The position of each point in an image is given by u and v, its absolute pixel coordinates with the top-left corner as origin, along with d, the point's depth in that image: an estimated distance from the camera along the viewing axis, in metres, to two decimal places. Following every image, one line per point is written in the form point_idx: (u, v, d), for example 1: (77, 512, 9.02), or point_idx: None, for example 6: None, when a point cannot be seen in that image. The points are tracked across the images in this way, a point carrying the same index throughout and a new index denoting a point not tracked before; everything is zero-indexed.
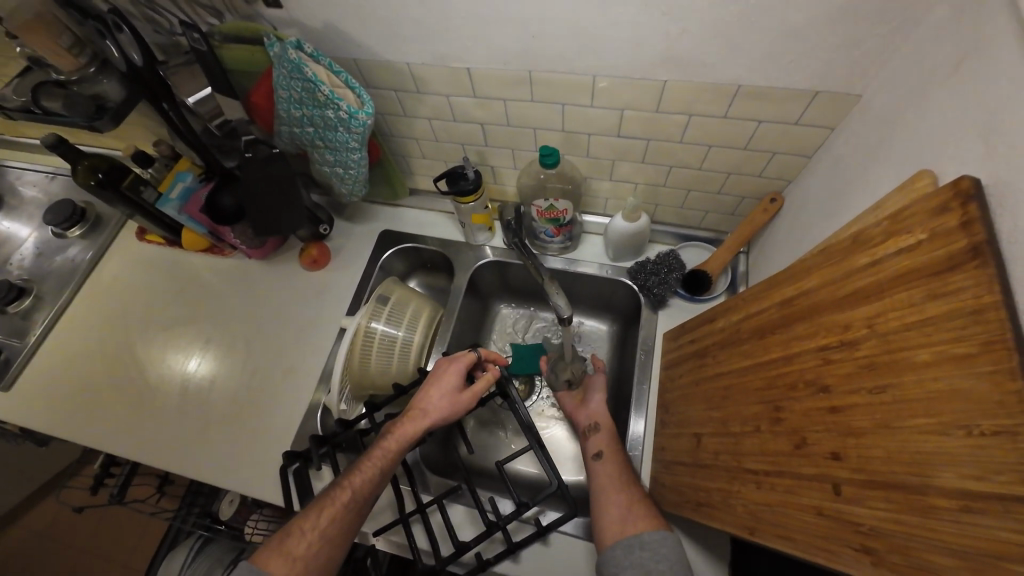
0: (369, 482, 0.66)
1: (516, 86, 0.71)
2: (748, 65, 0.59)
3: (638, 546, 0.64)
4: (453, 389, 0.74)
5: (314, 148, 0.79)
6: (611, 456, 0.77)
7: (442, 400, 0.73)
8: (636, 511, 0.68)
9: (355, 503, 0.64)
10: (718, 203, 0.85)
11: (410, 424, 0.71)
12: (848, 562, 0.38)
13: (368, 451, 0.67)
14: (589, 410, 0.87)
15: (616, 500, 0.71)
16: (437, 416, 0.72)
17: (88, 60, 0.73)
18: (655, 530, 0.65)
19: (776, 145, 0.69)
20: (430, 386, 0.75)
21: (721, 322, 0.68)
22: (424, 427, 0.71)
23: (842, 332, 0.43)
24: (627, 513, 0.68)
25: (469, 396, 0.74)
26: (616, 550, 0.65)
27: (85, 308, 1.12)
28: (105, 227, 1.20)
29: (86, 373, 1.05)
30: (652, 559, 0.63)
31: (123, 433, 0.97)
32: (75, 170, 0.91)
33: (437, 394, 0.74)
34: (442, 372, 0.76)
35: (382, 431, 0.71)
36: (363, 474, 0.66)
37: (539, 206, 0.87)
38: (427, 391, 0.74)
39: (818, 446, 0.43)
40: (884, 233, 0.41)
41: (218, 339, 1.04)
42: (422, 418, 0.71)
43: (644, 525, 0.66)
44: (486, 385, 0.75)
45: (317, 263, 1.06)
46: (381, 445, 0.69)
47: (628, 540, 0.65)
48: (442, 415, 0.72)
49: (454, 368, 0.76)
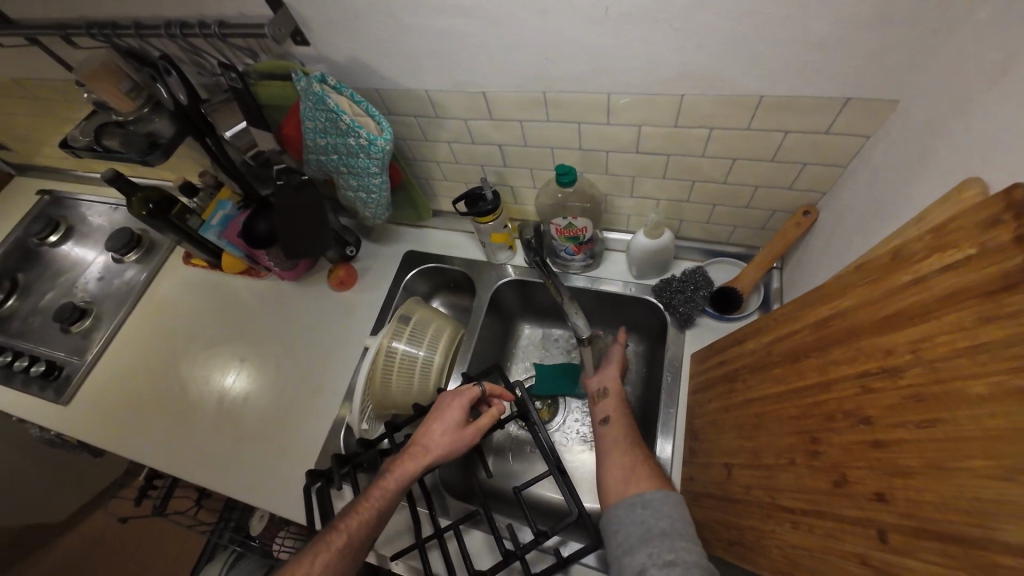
0: (365, 524, 0.65)
1: (532, 108, 0.71)
2: (770, 76, 0.57)
3: (639, 504, 0.60)
4: (455, 425, 0.73)
5: (340, 174, 0.82)
6: (619, 422, 0.73)
7: (442, 437, 0.72)
8: (639, 472, 0.64)
9: (349, 548, 0.63)
10: (747, 217, 0.81)
11: (409, 462, 0.69)
12: None
13: (365, 491, 0.67)
14: (599, 376, 0.84)
15: (620, 463, 0.67)
16: (436, 452, 0.70)
17: (144, 103, 0.80)
18: (657, 490, 0.61)
19: (806, 156, 0.66)
20: (433, 421, 0.74)
21: (752, 344, 0.64)
22: (423, 464, 0.69)
23: (883, 358, 0.39)
24: (630, 474, 0.64)
25: (470, 432, 0.72)
26: (618, 510, 0.61)
27: (137, 328, 1.21)
28: (157, 252, 1.30)
29: (135, 390, 1.11)
30: (654, 517, 0.58)
31: (164, 446, 1.02)
32: (130, 201, 0.98)
33: (439, 430, 0.73)
34: (445, 407, 0.75)
35: (383, 470, 0.70)
36: (360, 515, 0.66)
37: (558, 224, 0.86)
38: (429, 426, 0.73)
39: (861, 486, 0.38)
40: (928, 249, 0.38)
41: (253, 357, 1.09)
42: (421, 456, 0.70)
43: (646, 486, 0.62)
44: (489, 421, 0.73)
45: (344, 284, 1.10)
46: (381, 484, 0.69)
47: (629, 499, 0.61)
48: (442, 451, 0.71)
49: (456, 403, 0.75)
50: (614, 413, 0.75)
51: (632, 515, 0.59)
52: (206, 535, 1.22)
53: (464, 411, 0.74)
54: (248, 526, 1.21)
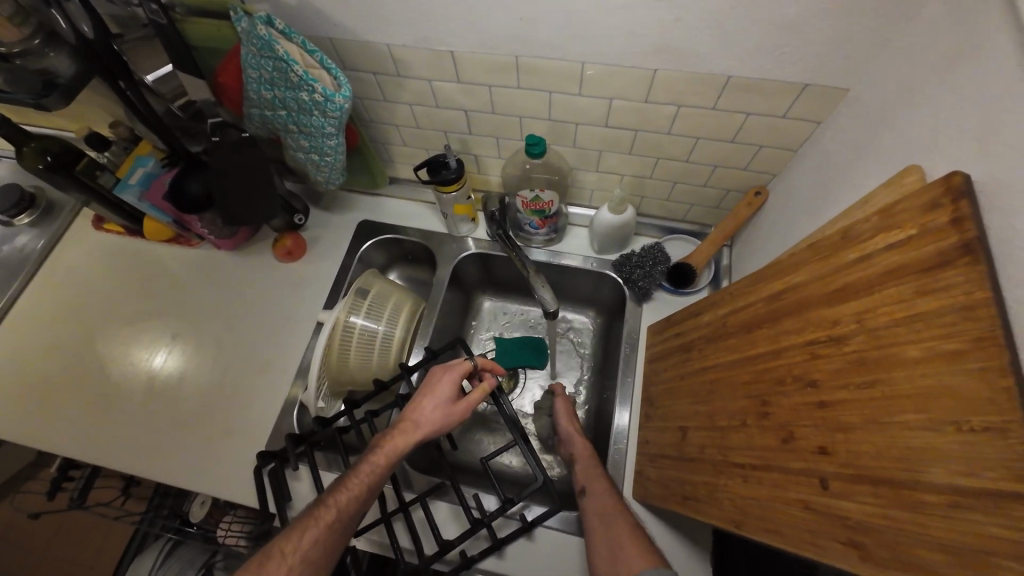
0: (354, 501, 0.63)
1: (502, 73, 0.68)
2: (738, 57, 0.59)
3: None
4: (446, 400, 0.72)
5: (288, 133, 0.74)
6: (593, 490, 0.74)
7: (433, 412, 0.71)
8: (627, 544, 0.64)
9: (338, 524, 0.61)
10: (704, 196, 0.85)
11: (400, 437, 0.68)
12: (831, 556, 0.39)
13: (354, 467, 0.65)
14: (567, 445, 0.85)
15: (605, 538, 0.66)
16: (428, 427, 0.69)
17: (33, 32, 0.66)
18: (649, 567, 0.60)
19: (762, 139, 0.69)
20: (424, 396, 0.72)
21: (707, 317, 0.68)
22: (414, 440, 0.68)
23: (830, 327, 0.44)
24: (618, 549, 0.64)
25: (463, 407, 0.71)
26: None
27: (37, 302, 1.05)
28: (58, 214, 1.12)
29: (40, 372, 0.98)
30: None
31: (82, 433, 0.91)
32: (21, 151, 0.84)
33: (430, 405, 0.71)
34: (436, 381, 0.73)
35: (372, 445, 0.68)
36: (350, 490, 0.64)
37: (524, 197, 0.85)
38: (419, 402, 0.72)
39: (806, 441, 0.43)
40: (875, 229, 0.41)
41: (185, 334, 0.99)
42: (413, 431, 0.69)
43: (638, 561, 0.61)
44: (481, 396, 0.72)
45: (291, 255, 1.02)
46: (370, 459, 0.67)
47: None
48: (434, 427, 0.70)
49: (447, 378, 0.73)
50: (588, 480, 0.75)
51: None
52: (137, 524, 1.13)
53: (457, 385, 0.73)
54: (187, 512, 1.14)
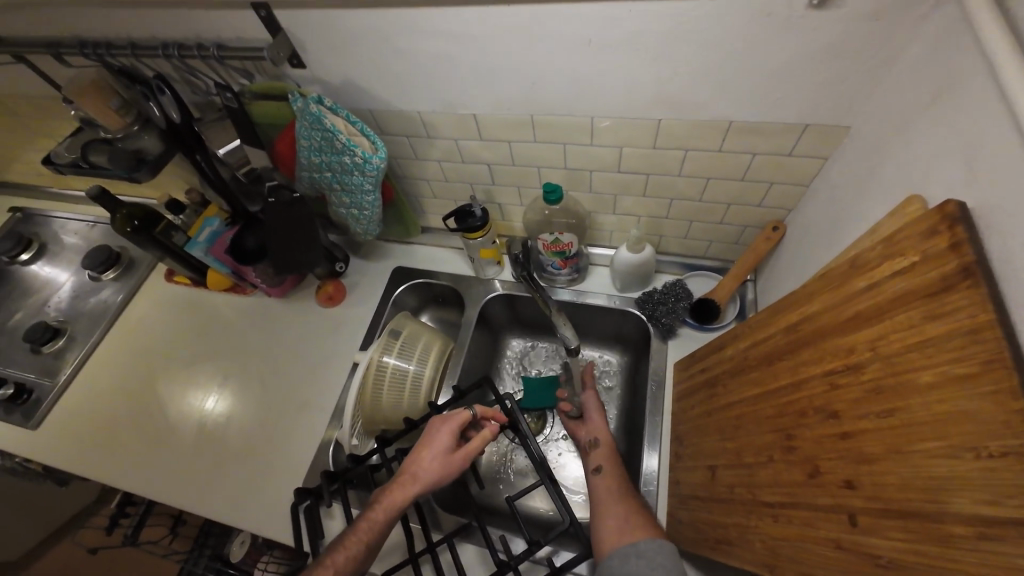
0: (352, 560, 0.64)
1: (519, 130, 0.75)
2: (738, 103, 0.62)
3: (634, 555, 0.61)
4: (445, 450, 0.74)
5: (332, 191, 0.84)
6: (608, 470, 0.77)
7: (432, 463, 0.73)
8: (634, 520, 0.66)
9: None
10: (721, 232, 0.86)
11: (399, 490, 0.70)
12: None
13: (353, 524, 0.67)
14: (588, 427, 0.86)
15: (616, 512, 0.69)
16: (427, 479, 0.71)
17: (133, 120, 0.82)
18: (652, 539, 0.63)
19: (772, 176, 0.71)
20: (423, 448, 0.75)
21: (730, 350, 0.68)
22: (413, 492, 0.70)
23: (846, 356, 0.43)
24: (626, 522, 0.66)
25: (461, 457, 0.73)
26: (612, 560, 0.62)
27: (113, 348, 1.17)
28: (137, 270, 1.28)
29: (110, 412, 1.08)
30: (648, 567, 0.60)
31: (141, 469, 0.99)
32: (113, 217, 0.97)
33: (429, 456, 0.74)
34: (434, 432, 0.76)
35: (372, 499, 0.70)
36: (349, 549, 0.65)
37: (545, 240, 0.89)
38: (418, 453, 0.74)
39: (832, 475, 0.42)
40: (879, 257, 0.42)
41: (236, 376, 1.07)
42: (412, 483, 0.70)
43: (642, 535, 0.64)
44: (479, 445, 0.74)
45: (332, 300, 1.10)
46: (369, 514, 0.68)
47: (625, 548, 0.63)
48: (433, 478, 0.71)
49: (445, 429, 0.76)
50: (607, 462, 0.78)
51: (627, 566, 0.60)
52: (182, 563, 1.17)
53: (454, 435, 0.75)
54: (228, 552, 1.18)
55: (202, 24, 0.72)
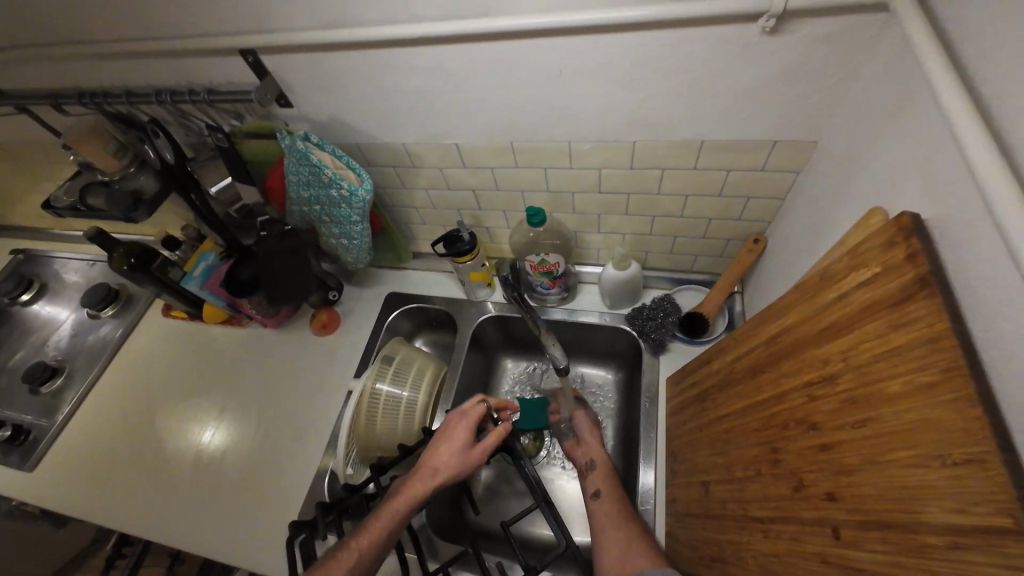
0: (374, 545, 0.64)
1: (501, 156, 0.78)
2: (708, 124, 0.65)
3: None
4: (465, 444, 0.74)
5: (322, 223, 0.86)
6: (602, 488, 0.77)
7: (453, 456, 0.72)
8: (636, 547, 0.66)
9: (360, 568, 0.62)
10: (706, 246, 0.88)
11: (420, 481, 0.70)
12: None
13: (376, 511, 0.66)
14: (583, 447, 0.86)
15: (616, 538, 0.69)
16: (449, 470, 0.71)
17: (129, 161, 0.84)
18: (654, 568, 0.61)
19: (749, 191, 0.73)
20: (443, 439, 0.75)
21: (717, 364, 0.68)
22: (435, 483, 0.70)
23: (822, 367, 0.44)
24: (628, 551, 0.66)
25: (481, 451, 0.73)
26: None
27: (110, 384, 1.18)
28: (135, 306, 1.29)
29: (107, 449, 1.07)
30: None
31: (136, 508, 0.98)
32: (111, 256, 1.00)
33: (449, 448, 0.74)
34: (454, 425, 0.76)
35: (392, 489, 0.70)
36: (373, 532, 0.65)
37: (532, 261, 0.91)
38: (437, 444, 0.74)
39: (815, 487, 0.42)
40: (846, 268, 0.43)
41: (232, 408, 1.07)
42: (434, 474, 0.70)
43: (645, 564, 0.63)
44: (499, 439, 0.74)
45: (327, 328, 1.11)
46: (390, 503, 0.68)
47: None
48: (453, 470, 0.71)
49: (463, 424, 0.76)
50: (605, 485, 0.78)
51: None
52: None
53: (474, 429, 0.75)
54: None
55: (193, 71, 0.75)
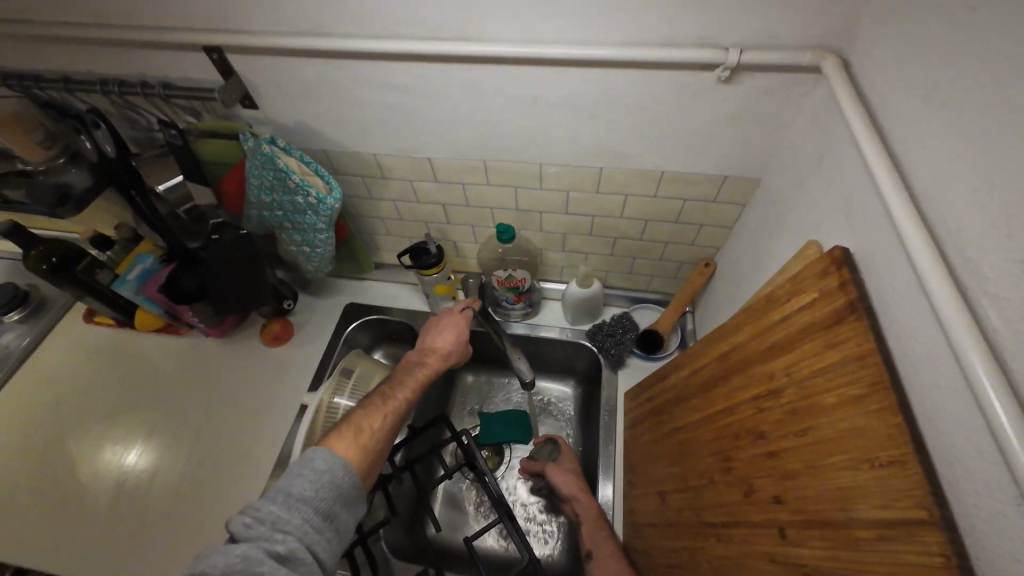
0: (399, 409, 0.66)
1: (473, 173, 0.79)
2: (667, 156, 0.70)
3: None
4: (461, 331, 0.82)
5: (282, 229, 0.83)
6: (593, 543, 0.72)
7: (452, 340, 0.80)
8: None
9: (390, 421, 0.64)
10: (661, 268, 0.94)
11: (428, 364, 0.75)
12: None
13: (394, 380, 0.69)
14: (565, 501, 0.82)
15: None
16: (450, 353, 0.78)
17: (59, 153, 0.76)
18: None
19: (700, 219, 0.80)
20: (437, 332, 0.80)
21: (673, 378, 0.72)
22: (439, 364, 0.76)
23: (767, 382, 0.49)
24: None
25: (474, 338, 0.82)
26: None
27: (13, 399, 1.03)
28: (48, 311, 1.15)
29: (5, 474, 0.94)
30: None
31: (41, 541, 0.86)
32: (27, 255, 0.90)
33: (446, 335, 0.80)
34: (446, 322, 0.82)
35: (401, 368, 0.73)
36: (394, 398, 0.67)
37: (499, 275, 0.92)
38: (433, 335, 0.80)
39: (763, 491, 0.46)
40: (788, 294, 0.49)
41: (165, 426, 0.98)
42: (436, 361, 0.76)
43: None
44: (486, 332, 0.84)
45: (278, 339, 1.05)
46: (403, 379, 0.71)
47: None
48: (454, 354, 0.78)
49: (455, 318, 0.84)
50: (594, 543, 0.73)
51: None
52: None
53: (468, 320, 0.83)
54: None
55: (146, 64, 0.71)
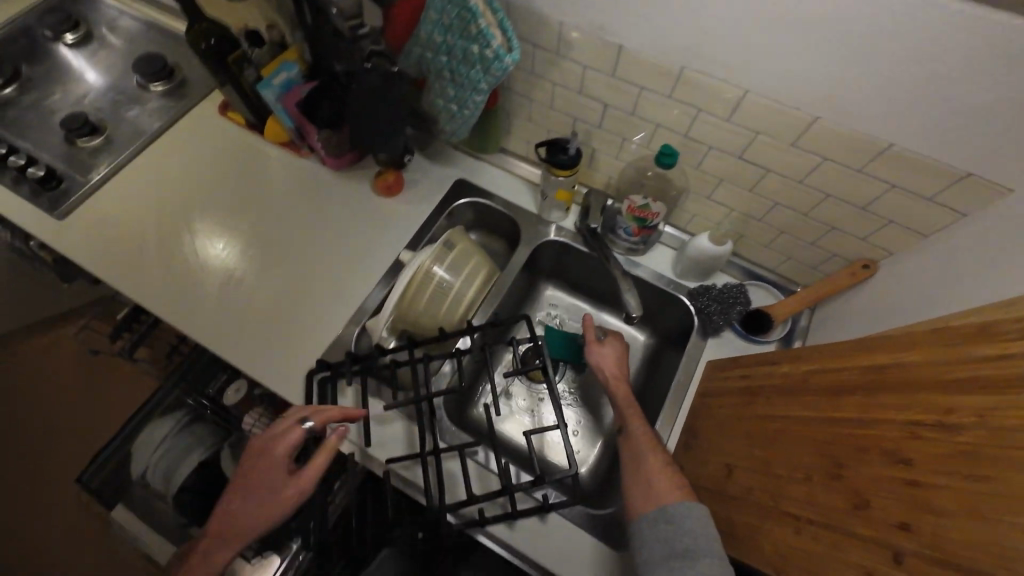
0: (241, 520, 0.72)
1: (660, 78, 0.69)
2: (910, 128, 0.58)
3: (661, 518, 0.65)
4: (288, 456, 0.74)
5: (438, 78, 0.78)
6: (634, 437, 0.75)
7: (284, 450, 0.74)
8: (661, 483, 0.69)
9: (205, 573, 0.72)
10: (805, 253, 0.84)
11: (255, 461, 0.74)
12: None
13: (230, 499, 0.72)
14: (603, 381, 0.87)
15: (643, 474, 0.71)
16: (284, 468, 0.74)
17: None
18: (682, 502, 0.65)
19: (894, 216, 0.68)
20: (278, 443, 0.74)
21: (785, 367, 0.68)
22: (269, 475, 0.73)
23: (941, 413, 0.43)
24: (650, 487, 0.69)
25: (296, 485, 0.72)
26: (640, 524, 0.67)
27: (151, 164, 1.12)
28: (188, 92, 1.20)
29: (142, 229, 1.05)
30: (676, 531, 0.63)
31: (164, 293, 0.99)
32: (191, 29, 0.92)
33: (262, 481, 0.73)
34: (289, 433, 0.74)
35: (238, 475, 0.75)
36: (222, 545, 0.73)
37: (634, 202, 0.85)
38: (274, 440, 0.75)
39: (883, 512, 0.44)
40: (1016, 330, 0.40)
41: (275, 235, 1.05)
42: (272, 469, 0.74)
43: (669, 498, 0.67)
44: (323, 461, 0.73)
45: (389, 190, 1.06)
46: (227, 505, 0.73)
47: (653, 514, 0.66)
48: (281, 506, 0.72)
49: (289, 437, 0.75)
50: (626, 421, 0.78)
51: (657, 531, 0.64)
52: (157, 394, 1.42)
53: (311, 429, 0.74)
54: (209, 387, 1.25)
55: None
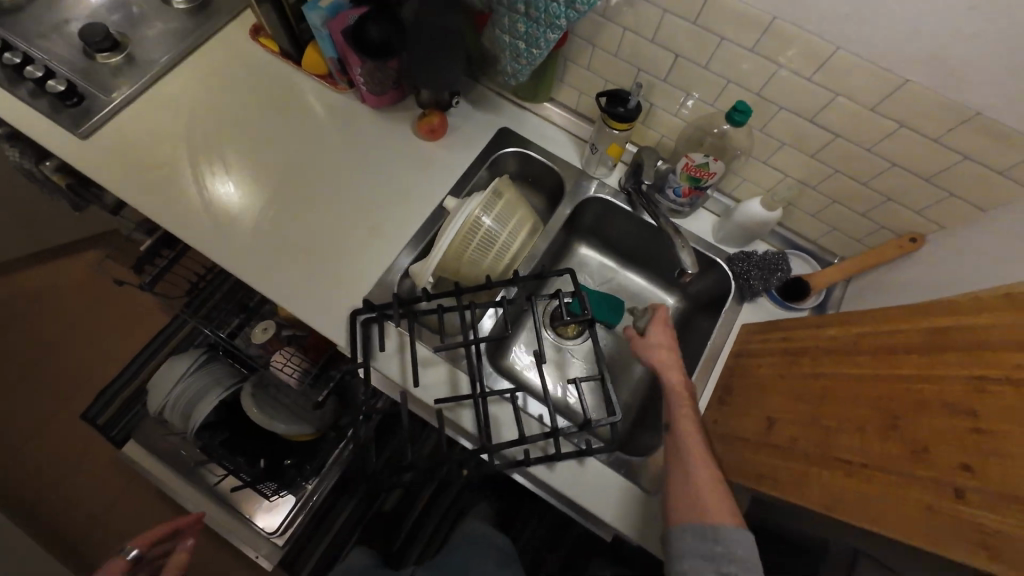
0: None
1: (746, 28, 0.67)
2: (1004, 94, 0.57)
3: (710, 540, 0.62)
4: None
5: (508, 10, 0.73)
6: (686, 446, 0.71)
7: None
8: (715, 498, 0.65)
9: None
10: (853, 224, 0.85)
11: None
12: (959, 551, 0.43)
13: None
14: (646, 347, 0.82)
15: (689, 490, 0.68)
16: None
17: None
18: (735, 527, 0.62)
19: (959, 189, 0.69)
20: None
21: (834, 331, 0.70)
22: None
23: (1011, 369, 0.45)
24: (700, 501, 0.66)
25: None
26: (683, 534, 0.65)
27: (178, 87, 1.06)
28: (215, 12, 1.12)
29: (170, 155, 1.00)
30: (722, 554, 0.61)
31: (200, 222, 0.96)
32: None
33: None
34: None
35: None
36: None
37: (692, 159, 0.84)
38: None
39: (945, 458, 0.47)
40: None
41: (312, 171, 1.02)
42: None
43: (725, 520, 0.63)
44: None
45: (434, 134, 1.03)
46: None
47: (700, 530, 0.64)
48: None
49: None
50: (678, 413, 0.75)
51: (699, 547, 0.63)
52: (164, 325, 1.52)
53: None
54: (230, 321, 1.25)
55: None
